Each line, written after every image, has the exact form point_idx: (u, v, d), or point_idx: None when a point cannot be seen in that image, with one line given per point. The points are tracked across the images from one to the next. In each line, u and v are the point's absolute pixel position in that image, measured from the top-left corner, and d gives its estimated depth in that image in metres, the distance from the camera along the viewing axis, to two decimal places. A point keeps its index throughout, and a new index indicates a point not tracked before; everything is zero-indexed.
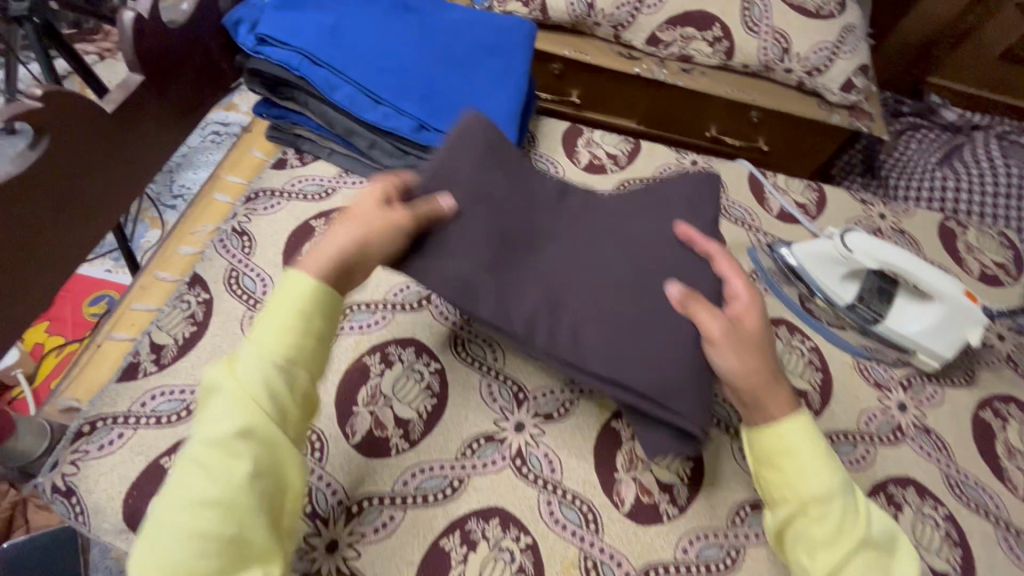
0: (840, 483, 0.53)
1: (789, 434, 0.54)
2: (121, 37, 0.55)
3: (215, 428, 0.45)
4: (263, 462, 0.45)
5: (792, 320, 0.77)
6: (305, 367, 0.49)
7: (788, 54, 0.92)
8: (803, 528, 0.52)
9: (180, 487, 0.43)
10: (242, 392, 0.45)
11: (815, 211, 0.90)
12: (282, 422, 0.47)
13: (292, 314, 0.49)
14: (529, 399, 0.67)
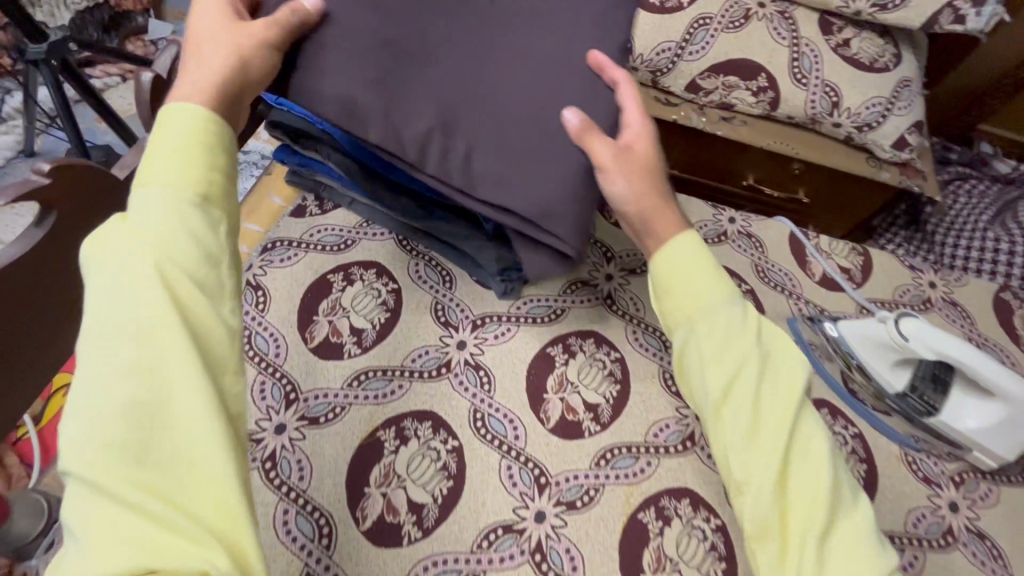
0: (735, 308, 0.53)
1: (677, 245, 0.54)
2: (137, 100, 0.52)
3: (121, 278, 0.40)
4: (184, 296, 0.41)
5: (834, 403, 0.72)
6: (216, 200, 0.45)
7: (838, 108, 0.86)
8: (695, 333, 0.52)
9: (89, 373, 0.38)
10: (146, 239, 0.41)
11: (860, 278, 0.84)
12: (201, 265, 0.42)
13: (192, 147, 0.44)
14: (551, 484, 0.63)
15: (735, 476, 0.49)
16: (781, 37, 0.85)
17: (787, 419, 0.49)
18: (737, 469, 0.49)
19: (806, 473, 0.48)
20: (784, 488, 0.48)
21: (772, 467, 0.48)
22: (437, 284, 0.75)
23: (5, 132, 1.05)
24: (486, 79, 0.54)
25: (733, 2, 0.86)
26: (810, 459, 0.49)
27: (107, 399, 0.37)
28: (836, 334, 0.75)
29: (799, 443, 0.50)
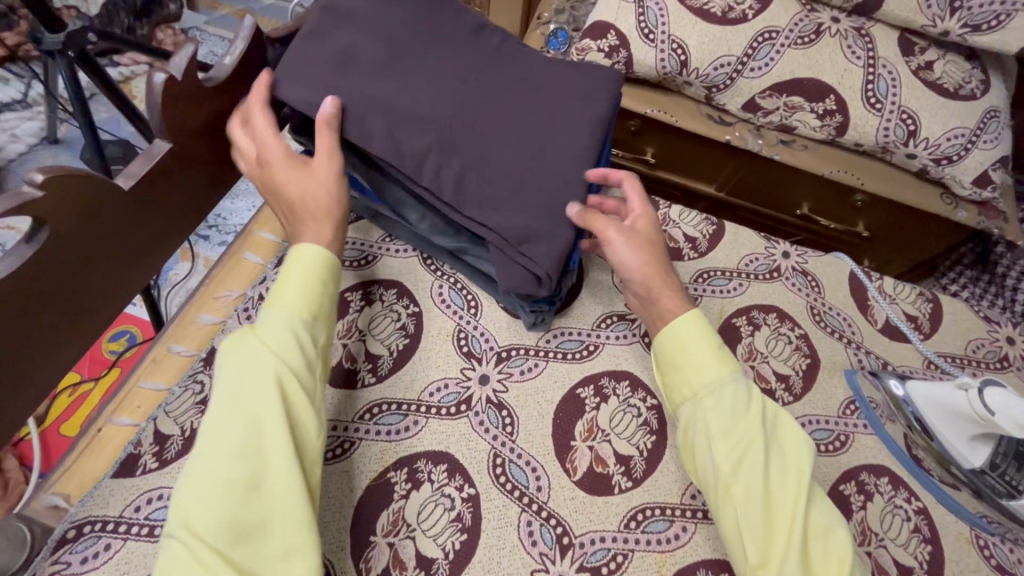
0: (739, 385, 0.55)
1: (681, 323, 0.58)
2: (148, 102, 0.47)
3: (243, 386, 0.46)
4: (298, 405, 0.47)
5: (896, 471, 0.65)
6: (325, 321, 0.53)
7: (914, 138, 0.78)
8: (703, 408, 0.55)
9: (207, 451, 0.43)
10: (275, 349, 0.48)
11: (928, 328, 0.76)
12: (308, 377, 0.49)
13: (314, 275, 0.53)
14: (575, 546, 0.57)
15: (748, 555, 0.50)
16: (856, 56, 0.77)
17: (798, 493, 0.50)
18: (752, 548, 0.49)
19: (821, 550, 0.49)
20: (803, 565, 0.48)
21: (787, 540, 0.48)
22: (461, 309, 0.69)
23: (28, 117, 1.03)
24: (483, 127, 0.62)
25: (804, 15, 0.78)
26: (825, 539, 0.49)
27: (221, 478, 0.42)
28: (903, 394, 0.67)
29: (811, 520, 0.50)
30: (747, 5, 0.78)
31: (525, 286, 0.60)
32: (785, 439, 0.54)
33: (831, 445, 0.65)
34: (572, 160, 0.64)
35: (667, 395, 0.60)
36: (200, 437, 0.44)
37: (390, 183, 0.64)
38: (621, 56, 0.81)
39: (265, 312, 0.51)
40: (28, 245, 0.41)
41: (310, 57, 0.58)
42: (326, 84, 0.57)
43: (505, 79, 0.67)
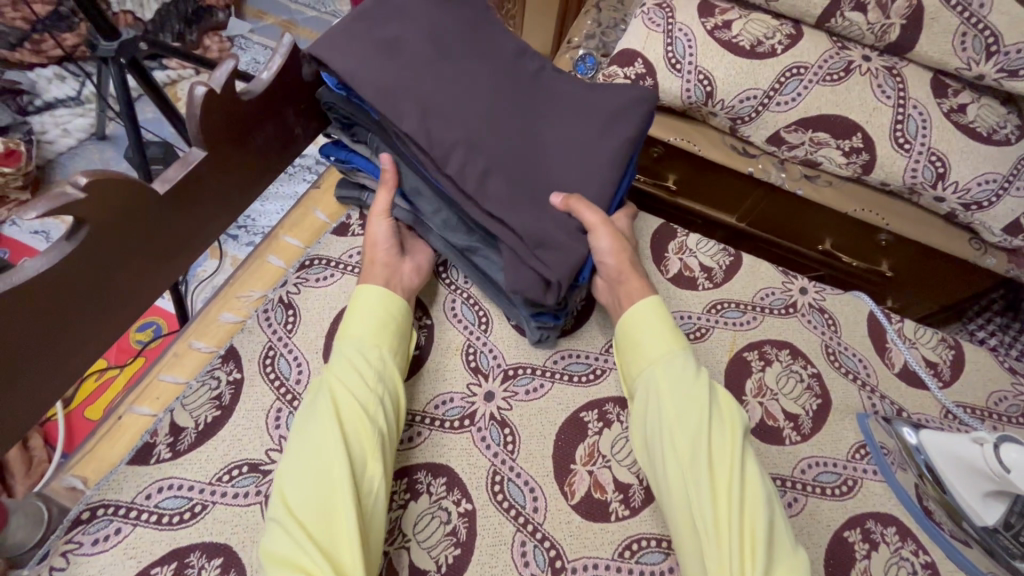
0: (688, 359, 0.62)
1: (641, 306, 0.65)
2: (189, 113, 0.50)
3: (313, 411, 0.56)
4: (354, 424, 0.55)
5: (903, 520, 0.63)
6: (387, 342, 0.61)
7: (942, 181, 0.76)
8: (656, 374, 0.61)
9: (292, 461, 0.54)
10: (337, 372, 0.58)
11: (948, 376, 0.74)
12: (367, 389, 0.57)
13: (376, 309, 0.62)
14: (568, 570, 0.57)
15: (691, 507, 0.54)
16: (886, 95, 0.76)
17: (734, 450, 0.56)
18: (694, 493, 0.54)
19: (754, 500, 0.54)
20: (736, 504, 0.53)
21: (724, 483, 0.54)
22: (472, 325, 0.70)
23: (80, 113, 1.09)
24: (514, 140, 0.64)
25: (835, 52, 0.78)
26: (758, 491, 0.54)
27: (300, 478, 0.52)
28: (915, 442, 0.65)
29: (746, 472, 0.55)
30: (777, 39, 0.78)
31: (533, 289, 0.61)
32: (727, 406, 0.60)
33: (838, 489, 0.64)
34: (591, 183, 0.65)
35: (622, 369, 0.66)
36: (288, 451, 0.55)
37: (410, 169, 0.67)
38: (647, 84, 0.82)
39: (340, 346, 0.61)
40: (67, 242, 0.44)
41: (352, 54, 0.59)
42: (360, 83, 0.59)
43: (535, 99, 0.68)
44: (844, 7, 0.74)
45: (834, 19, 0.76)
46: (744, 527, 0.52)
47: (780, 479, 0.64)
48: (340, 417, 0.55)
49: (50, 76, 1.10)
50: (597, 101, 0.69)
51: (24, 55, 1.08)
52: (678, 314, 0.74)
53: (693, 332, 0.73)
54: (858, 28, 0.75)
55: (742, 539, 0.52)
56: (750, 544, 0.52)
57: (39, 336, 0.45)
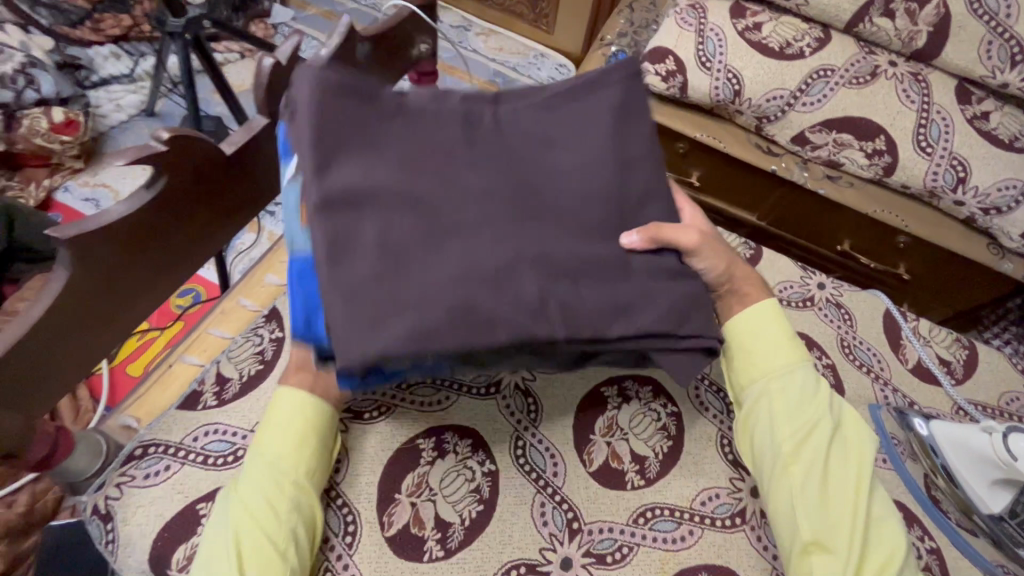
0: (809, 375, 0.58)
1: (760, 309, 0.59)
2: (257, 82, 0.54)
3: (218, 544, 0.49)
4: (262, 564, 0.48)
5: (911, 506, 0.65)
6: (306, 459, 0.53)
7: (963, 185, 0.78)
8: (773, 394, 0.56)
9: None
10: (247, 499, 0.50)
11: (961, 375, 0.76)
12: (278, 523, 0.49)
13: (290, 423, 0.53)
14: (584, 532, 0.60)
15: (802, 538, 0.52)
16: (910, 100, 0.79)
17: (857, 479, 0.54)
18: (807, 528, 0.52)
19: (877, 538, 0.52)
20: (857, 543, 0.51)
21: (845, 521, 0.52)
22: None
23: (132, 90, 1.16)
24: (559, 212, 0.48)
25: (862, 57, 0.80)
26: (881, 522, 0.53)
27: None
28: (926, 433, 0.67)
29: (870, 507, 0.53)
30: (806, 42, 0.81)
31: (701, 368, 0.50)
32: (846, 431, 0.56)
33: None
34: (646, 196, 0.51)
35: (726, 376, 0.62)
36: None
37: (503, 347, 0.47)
38: (677, 81, 0.85)
39: (252, 460, 0.52)
40: (147, 191, 0.48)
41: (359, 282, 0.42)
42: (411, 308, 0.42)
43: (522, 149, 0.50)
44: (872, 13, 0.77)
45: (863, 25, 0.78)
46: (865, 561, 0.51)
47: None
48: (242, 553, 0.48)
49: (106, 54, 1.17)
50: (593, 105, 0.52)
51: (84, 33, 1.15)
52: None
53: None
54: (885, 33, 0.78)
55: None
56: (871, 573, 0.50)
57: (119, 277, 0.49)
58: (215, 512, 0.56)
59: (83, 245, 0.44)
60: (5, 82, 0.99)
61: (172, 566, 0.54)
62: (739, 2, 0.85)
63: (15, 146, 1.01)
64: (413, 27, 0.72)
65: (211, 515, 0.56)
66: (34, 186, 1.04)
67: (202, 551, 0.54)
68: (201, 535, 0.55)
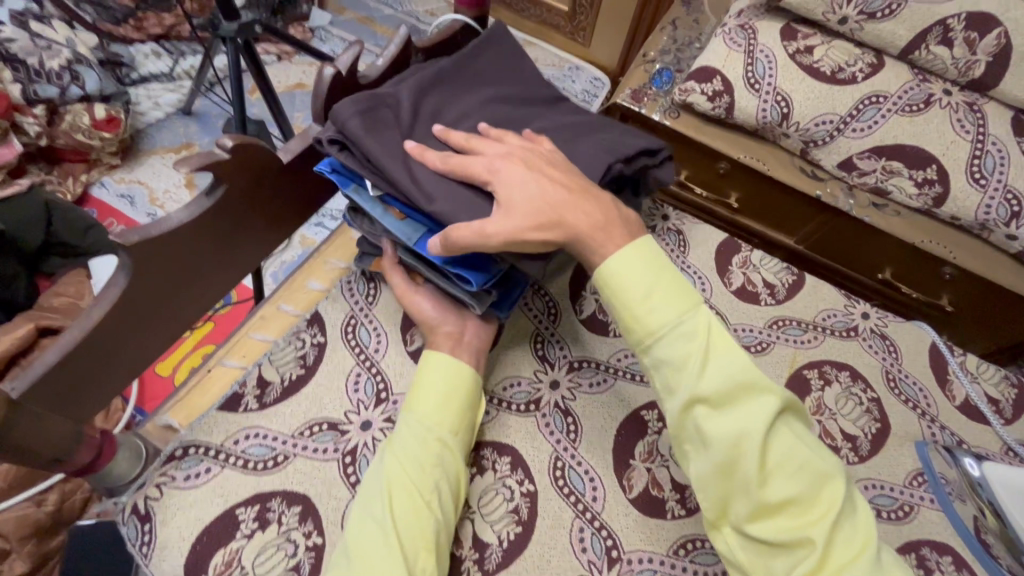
0: (698, 325, 0.47)
1: (619, 257, 0.49)
2: (316, 91, 0.54)
3: (371, 486, 0.52)
4: (413, 514, 0.50)
5: (958, 550, 0.63)
6: (451, 420, 0.56)
7: (1017, 219, 0.76)
8: (660, 361, 0.48)
9: (351, 535, 0.50)
10: (398, 450, 0.53)
11: (1011, 414, 0.74)
12: (422, 471, 0.52)
13: (441, 382, 0.57)
14: (623, 561, 0.58)
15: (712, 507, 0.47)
16: (965, 130, 0.77)
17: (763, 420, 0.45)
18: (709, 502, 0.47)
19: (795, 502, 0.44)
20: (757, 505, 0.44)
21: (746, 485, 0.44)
22: (542, 314, 0.73)
23: (171, 89, 1.20)
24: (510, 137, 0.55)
25: (916, 84, 0.79)
26: (806, 457, 0.45)
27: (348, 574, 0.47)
28: (978, 474, 0.67)
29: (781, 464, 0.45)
30: (858, 67, 0.80)
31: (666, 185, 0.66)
32: (748, 376, 0.46)
33: (894, 513, 0.65)
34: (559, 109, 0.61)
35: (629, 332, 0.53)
36: (348, 530, 0.50)
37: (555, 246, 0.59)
38: (723, 101, 0.84)
39: (406, 412, 0.56)
40: (207, 198, 0.48)
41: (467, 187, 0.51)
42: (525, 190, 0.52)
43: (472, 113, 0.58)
44: (929, 41, 0.75)
45: (918, 52, 0.77)
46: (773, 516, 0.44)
47: None
48: (394, 495, 0.50)
49: (147, 52, 1.20)
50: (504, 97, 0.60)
51: (127, 31, 1.18)
52: (741, 327, 0.75)
53: (755, 346, 0.74)
54: (941, 62, 0.76)
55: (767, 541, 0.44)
56: (806, 514, 0.44)
57: (177, 283, 0.49)
58: (253, 518, 0.55)
59: (146, 251, 0.44)
60: (52, 78, 1.01)
61: (209, 571, 0.52)
62: (790, 24, 0.84)
63: (56, 141, 1.05)
64: (465, 39, 0.71)
65: (250, 520, 0.55)
66: (71, 181, 1.08)
67: (240, 558, 0.53)
68: (240, 541, 0.54)
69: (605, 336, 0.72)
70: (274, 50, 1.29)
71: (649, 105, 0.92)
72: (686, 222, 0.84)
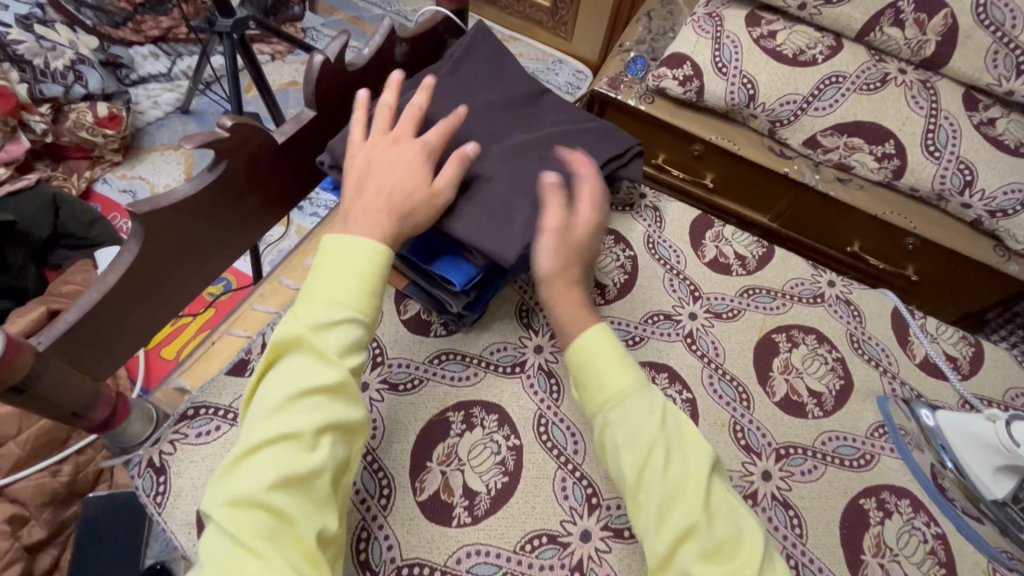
0: (654, 394, 0.54)
1: (591, 329, 0.57)
2: (308, 77, 0.59)
3: (282, 384, 0.48)
4: (326, 413, 0.47)
5: (916, 494, 0.68)
6: (365, 313, 0.52)
7: (970, 188, 0.81)
8: (618, 417, 0.52)
9: (253, 436, 0.46)
10: (314, 344, 0.49)
11: (968, 370, 0.78)
12: (339, 371, 0.49)
13: (353, 267, 0.51)
14: (602, 507, 0.63)
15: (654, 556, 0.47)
16: (919, 106, 0.82)
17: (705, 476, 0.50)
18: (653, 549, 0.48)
19: (731, 546, 0.47)
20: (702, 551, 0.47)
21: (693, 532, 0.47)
22: (528, 286, 0.77)
23: (169, 88, 1.25)
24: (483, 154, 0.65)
25: (872, 64, 0.84)
26: (737, 519, 0.49)
27: (273, 493, 0.43)
28: (933, 424, 0.71)
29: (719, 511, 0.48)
30: (819, 50, 0.85)
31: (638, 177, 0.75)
32: (691, 442, 0.52)
33: (856, 461, 0.69)
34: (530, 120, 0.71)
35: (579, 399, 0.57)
36: (251, 429, 0.47)
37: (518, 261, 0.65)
38: (694, 86, 0.89)
39: (314, 300, 0.51)
40: (209, 174, 0.52)
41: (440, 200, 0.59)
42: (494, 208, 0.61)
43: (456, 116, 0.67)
44: (883, 23, 0.80)
45: (874, 34, 0.82)
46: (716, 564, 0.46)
47: (801, 448, 0.69)
48: (306, 397, 0.47)
49: (146, 54, 1.25)
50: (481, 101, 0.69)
51: (126, 33, 1.22)
52: (714, 295, 0.80)
53: (726, 312, 0.79)
54: (895, 43, 0.81)
55: None
56: (736, 567, 0.46)
57: (183, 253, 0.53)
58: None
59: (155, 220, 0.48)
60: (56, 78, 1.06)
61: None
62: (755, 11, 0.89)
63: (62, 139, 1.10)
64: (446, 31, 0.76)
65: None
66: (75, 177, 1.12)
67: None
68: None
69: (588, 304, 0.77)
70: (268, 51, 1.34)
71: (626, 91, 0.96)
72: (662, 200, 0.89)
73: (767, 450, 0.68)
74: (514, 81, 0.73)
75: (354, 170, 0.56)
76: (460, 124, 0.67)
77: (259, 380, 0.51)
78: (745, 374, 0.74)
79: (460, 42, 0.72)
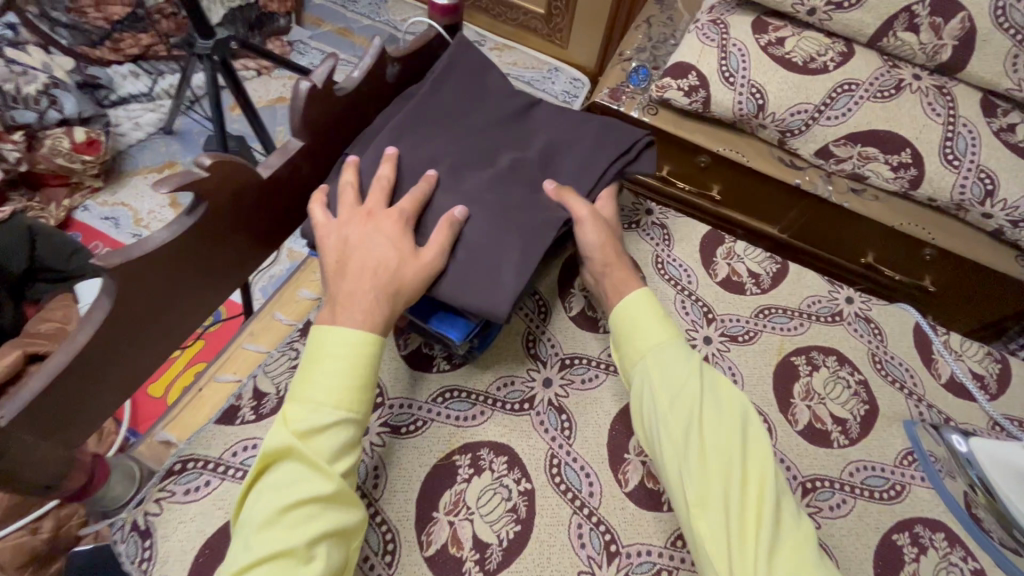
0: (690, 351, 0.58)
1: (630, 294, 0.62)
2: (293, 105, 0.54)
3: (273, 496, 0.46)
4: (323, 522, 0.46)
5: (951, 527, 0.64)
6: (357, 409, 0.50)
7: (991, 197, 0.78)
8: (654, 365, 0.57)
9: (243, 554, 0.44)
10: (305, 450, 0.47)
11: (995, 389, 0.75)
12: (335, 477, 0.47)
13: (342, 362, 0.49)
14: (622, 555, 0.59)
15: (686, 488, 0.50)
16: (936, 113, 0.79)
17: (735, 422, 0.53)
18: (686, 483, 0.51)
19: (759, 483, 0.50)
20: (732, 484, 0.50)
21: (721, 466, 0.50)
22: (533, 314, 0.73)
23: (150, 109, 1.20)
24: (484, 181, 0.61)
25: (885, 71, 0.80)
26: (761, 468, 0.50)
27: None
28: (965, 450, 0.68)
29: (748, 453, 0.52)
30: (830, 56, 0.81)
31: None
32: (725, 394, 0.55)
33: (886, 493, 0.66)
34: (532, 140, 0.67)
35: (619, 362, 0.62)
36: (241, 547, 0.44)
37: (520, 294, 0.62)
38: (700, 96, 0.85)
39: (303, 400, 0.48)
40: (188, 217, 0.48)
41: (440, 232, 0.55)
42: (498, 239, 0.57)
43: (454, 140, 0.63)
44: (896, 28, 0.77)
45: (886, 39, 0.78)
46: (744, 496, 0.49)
47: (828, 480, 0.66)
48: (300, 507, 0.45)
49: (125, 73, 1.20)
50: (480, 123, 0.65)
51: (103, 52, 1.18)
52: (728, 317, 0.76)
53: (742, 335, 0.75)
54: (910, 48, 0.78)
55: (739, 520, 0.48)
56: (753, 514, 0.48)
57: (160, 304, 0.49)
58: None
59: (129, 272, 0.44)
60: (29, 103, 1.01)
61: None
62: (761, 17, 0.85)
63: (38, 166, 1.05)
64: (440, 47, 0.72)
65: None
66: (54, 206, 1.08)
67: None
68: None
69: (597, 331, 0.73)
70: (253, 66, 1.29)
71: (628, 103, 0.92)
72: (670, 216, 0.85)
73: (792, 483, 0.65)
74: (513, 100, 0.69)
75: (331, 257, 0.54)
76: (458, 149, 0.63)
77: (246, 488, 0.49)
78: (764, 401, 0.70)
79: (455, 59, 0.68)
